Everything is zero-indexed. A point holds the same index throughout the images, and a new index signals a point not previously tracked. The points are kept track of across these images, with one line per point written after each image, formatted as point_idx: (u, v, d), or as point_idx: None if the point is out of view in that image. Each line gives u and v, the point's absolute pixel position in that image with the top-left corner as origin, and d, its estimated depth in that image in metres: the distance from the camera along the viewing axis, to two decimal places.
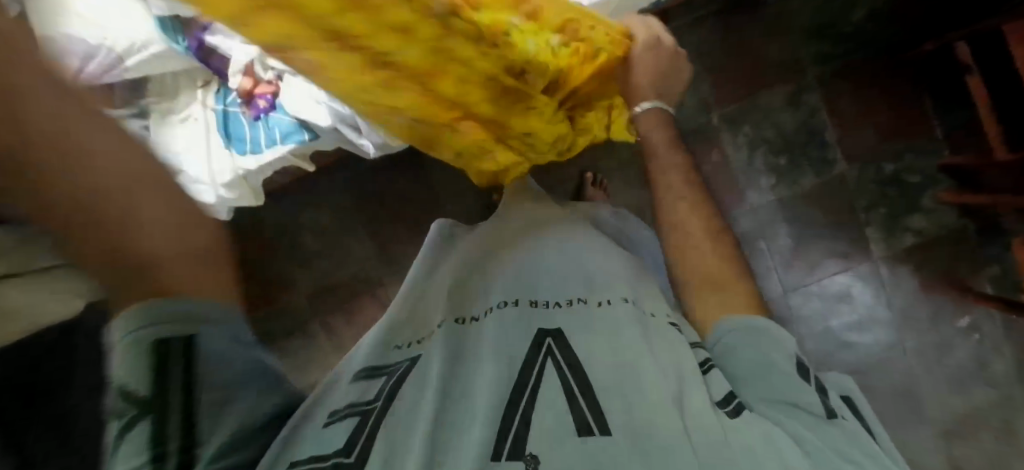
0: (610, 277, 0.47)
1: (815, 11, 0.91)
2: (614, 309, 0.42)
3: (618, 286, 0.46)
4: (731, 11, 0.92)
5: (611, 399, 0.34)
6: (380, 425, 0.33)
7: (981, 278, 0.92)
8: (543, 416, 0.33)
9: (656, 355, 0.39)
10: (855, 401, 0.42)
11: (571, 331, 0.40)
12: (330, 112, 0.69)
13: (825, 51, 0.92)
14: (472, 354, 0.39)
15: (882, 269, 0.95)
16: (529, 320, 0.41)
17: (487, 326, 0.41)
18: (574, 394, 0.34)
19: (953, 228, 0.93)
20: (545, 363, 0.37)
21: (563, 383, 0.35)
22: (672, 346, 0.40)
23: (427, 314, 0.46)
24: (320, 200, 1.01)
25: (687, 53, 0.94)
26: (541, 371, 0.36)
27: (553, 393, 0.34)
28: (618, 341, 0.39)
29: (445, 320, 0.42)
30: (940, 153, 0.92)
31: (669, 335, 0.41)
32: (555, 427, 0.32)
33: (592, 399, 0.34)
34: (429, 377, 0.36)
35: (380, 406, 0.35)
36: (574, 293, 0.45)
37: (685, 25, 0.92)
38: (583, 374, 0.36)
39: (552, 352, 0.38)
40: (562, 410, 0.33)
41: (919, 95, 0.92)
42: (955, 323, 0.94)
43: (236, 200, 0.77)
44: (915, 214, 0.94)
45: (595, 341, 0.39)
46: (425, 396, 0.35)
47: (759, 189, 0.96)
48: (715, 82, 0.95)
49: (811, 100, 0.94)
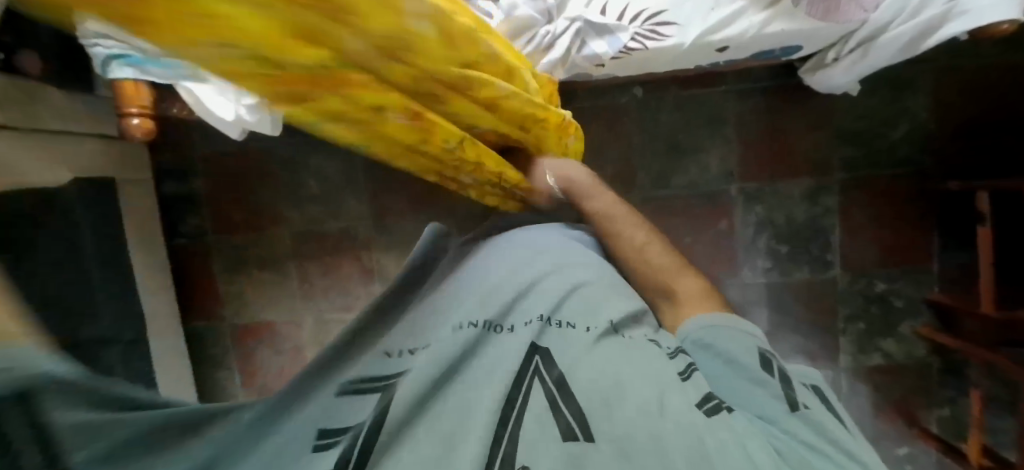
0: (594, 295, 0.48)
1: (857, 117, 0.93)
2: (596, 333, 0.43)
3: (597, 301, 0.47)
4: (781, 92, 0.94)
5: (592, 409, 0.36)
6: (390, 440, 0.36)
7: (931, 416, 0.95)
8: (530, 427, 0.35)
9: (635, 361, 0.40)
10: (824, 393, 0.43)
11: (558, 351, 0.42)
12: None
13: (857, 158, 0.94)
14: (474, 370, 0.40)
15: (843, 380, 0.97)
16: (523, 341, 0.42)
17: (489, 348, 0.42)
18: (557, 408, 0.36)
19: (921, 361, 0.95)
20: (532, 381, 0.38)
21: (549, 397, 0.37)
22: (642, 356, 0.40)
23: (430, 325, 0.46)
24: (329, 146, 1.00)
25: (728, 118, 0.95)
26: (529, 385, 0.38)
27: (539, 403, 0.37)
28: (597, 355, 0.40)
29: (445, 334, 0.44)
30: (931, 287, 0.94)
31: (642, 348, 0.42)
32: (541, 437, 0.35)
33: (571, 410, 0.36)
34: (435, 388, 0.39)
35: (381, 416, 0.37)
36: (563, 315, 0.45)
37: (732, 92, 0.94)
38: (567, 389, 0.38)
39: (538, 371, 0.39)
40: (546, 422, 0.36)
41: (930, 227, 0.93)
42: (894, 449, 0.96)
43: (254, 124, 0.78)
44: (888, 337, 0.96)
45: (580, 359, 0.40)
46: (426, 409, 0.38)
47: (753, 270, 0.97)
48: (744, 153, 0.96)
49: (827, 201, 0.95)
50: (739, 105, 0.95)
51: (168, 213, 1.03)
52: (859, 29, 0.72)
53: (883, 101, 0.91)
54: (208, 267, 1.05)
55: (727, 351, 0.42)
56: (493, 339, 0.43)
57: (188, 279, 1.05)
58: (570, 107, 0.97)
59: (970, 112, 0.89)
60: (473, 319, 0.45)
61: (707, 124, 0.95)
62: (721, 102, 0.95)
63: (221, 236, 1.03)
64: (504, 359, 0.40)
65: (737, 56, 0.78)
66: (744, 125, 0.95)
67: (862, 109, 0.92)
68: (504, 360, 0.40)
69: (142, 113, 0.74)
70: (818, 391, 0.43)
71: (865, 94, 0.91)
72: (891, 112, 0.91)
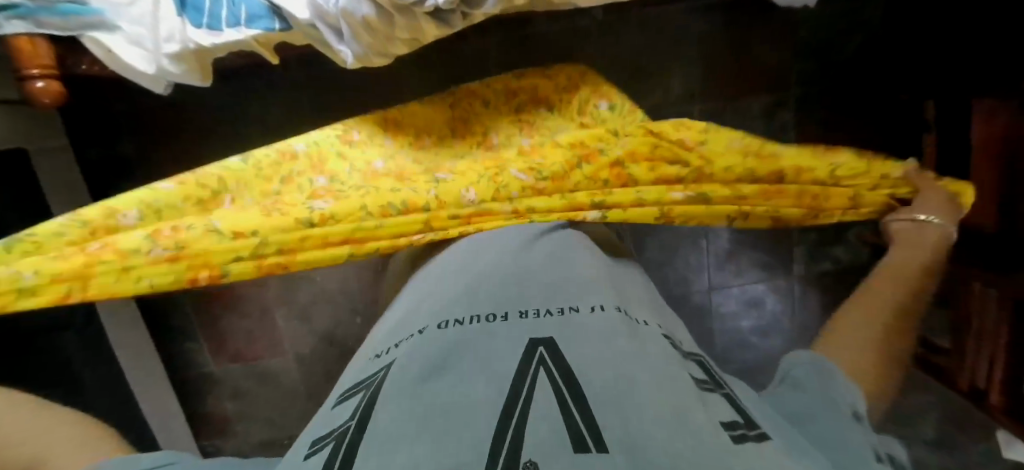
0: (599, 285, 0.40)
1: (813, 30, 0.92)
2: (608, 318, 0.35)
3: (607, 294, 0.39)
4: (741, 7, 0.91)
5: (605, 411, 0.25)
6: (352, 449, 0.25)
7: None
8: (536, 424, 0.24)
9: (648, 357, 0.31)
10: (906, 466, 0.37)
11: (568, 340, 0.32)
12: (311, 6, 0.66)
13: (811, 72, 0.95)
14: (459, 356, 0.31)
15: (795, 287, 1.05)
16: (523, 328, 0.33)
17: (476, 335, 0.33)
18: (565, 407, 0.25)
19: (865, 264, 1.03)
20: (536, 372, 0.29)
21: (556, 390, 0.27)
22: (662, 353, 0.32)
23: (411, 322, 0.38)
24: (267, 92, 0.91)
25: (689, 38, 0.93)
26: (532, 380, 0.28)
27: (546, 399, 0.26)
28: (608, 345, 0.31)
29: (427, 326, 0.36)
30: None
31: (658, 342, 0.34)
32: (544, 441, 0.23)
33: (583, 411, 0.25)
34: (413, 377, 0.29)
35: (357, 425, 0.27)
36: (567, 297, 0.37)
37: (692, 9, 0.90)
38: (576, 383, 0.27)
39: (544, 361, 0.29)
40: (554, 422, 0.24)
41: (877, 138, 0.97)
42: None
43: (180, 76, 0.69)
44: (837, 244, 1.03)
45: (585, 348, 0.31)
46: (402, 405, 0.27)
47: None
48: (705, 74, 0.94)
49: (784, 118, 0.97)
50: (700, 22, 0.92)
51: (95, 180, 0.92)
52: None
53: (838, 11, 0.91)
54: None
55: (823, 392, 0.38)
56: (488, 329, 0.34)
57: None
58: (526, 33, 0.90)
59: None
60: (473, 311, 0.36)
61: (669, 46, 0.93)
62: (681, 21, 0.91)
63: None
64: (499, 347, 0.31)
65: None
66: (706, 44, 0.93)
67: (816, 23, 0.92)
68: (500, 349, 0.31)
69: (45, 74, 0.64)
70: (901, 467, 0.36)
71: (822, 6, 0.91)
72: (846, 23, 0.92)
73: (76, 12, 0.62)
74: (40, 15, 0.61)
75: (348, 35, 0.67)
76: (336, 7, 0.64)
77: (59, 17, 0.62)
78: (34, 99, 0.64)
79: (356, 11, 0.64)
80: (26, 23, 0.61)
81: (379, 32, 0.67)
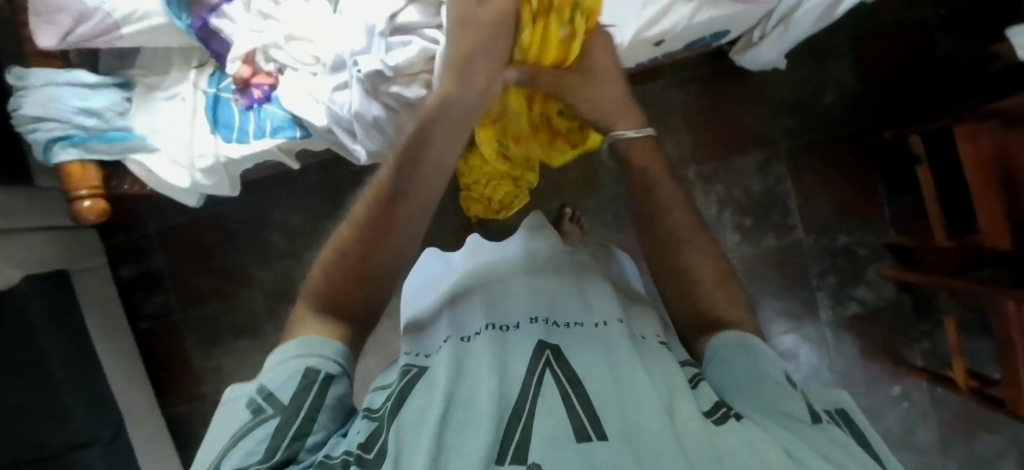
0: (602, 295, 0.47)
1: (788, 88, 0.99)
2: (610, 330, 0.42)
3: (612, 307, 0.45)
4: (717, 76, 1.00)
5: (606, 409, 0.33)
6: (391, 430, 0.33)
7: (913, 351, 0.98)
8: (544, 423, 0.32)
9: (648, 370, 0.38)
10: (853, 414, 0.36)
11: (570, 348, 0.40)
12: (328, 113, 0.72)
13: (796, 124, 1.00)
14: (475, 366, 0.38)
15: (826, 334, 1.00)
16: (532, 338, 0.41)
17: (489, 343, 0.40)
18: (570, 405, 0.34)
19: (894, 303, 0.99)
20: (543, 374, 0.37)
21: (561, 392, 0.35)
22: (660, 359, 0.39)
23: (438, 327, 0.46)
24: (286, 198, 0.97)
25: (675, 107, 1.01)
26: (541, 379, 0.36)
27: (553, 399, 0.34)
28: (610, 357, 0.39)
29: (450, 337, 0.43)
30: (887, 233, 0.99)
31: (657, 352, 0.41)
32: (552, 434, 0.31)
33: (587, 408, 0.33)
34: (441, 372, 0.38)
35: (392, 410, 0.35)
36: (573, 316, 0.44)
37: (672, 83, 1.00)
38: (578, 385, 0.35)
39: (549, 366, 0.37)
40: (560, 417, 0.33)
41: (875, 176, 0.99)
42: (887, 391, 0.98)
43: (212, 187, 0.75)
44: (859, 285, 1.00)
45: (588, 359, 0.38)
46: (432, 402, 0.35)
47: (724, 245, 1.01)
48: (693, 138, 1.01)
49: (778, 170, 1.01)
50: (681, 94, 1.00)
51: (130, 297, 0.98)
52: (776, 8, 0.76)
53: (809, 69, 0.98)
54: (179, 347, 0.98)
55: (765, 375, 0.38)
56: (503, 338, 0.41)
57: (160, 361, 0.98)
58: None
59: (888, 63, 0.96)
60: (484, 319, 0.44)
61: (656, 115, 1.00)
62: (664, 95, 1.00)
63: (188, 311, 0.98)
64: (508, 356, 0.39)
65: (672, 47, 0.80)
66: (689, 111, 1.01)
67: (791, 82, 0.99)
68: (513, 359, 0.39)
69: (93, 193, 0.70)
70: (845, 413, 0.36)
71: (791, 67, 0.98)
72: (818, 78, 0.98)
73: (121, 139, 0.70)
74: (91, 143, 0.69)
75: (362, 135, 0.72)
76: (350, 112, 0.71)
77: (106, 143, 0.69)
78: (79, 217, 0.70)
79: (368, 111, 0.70)
80: (78, 150, 0.69)
81: (390, 131, 0.72)
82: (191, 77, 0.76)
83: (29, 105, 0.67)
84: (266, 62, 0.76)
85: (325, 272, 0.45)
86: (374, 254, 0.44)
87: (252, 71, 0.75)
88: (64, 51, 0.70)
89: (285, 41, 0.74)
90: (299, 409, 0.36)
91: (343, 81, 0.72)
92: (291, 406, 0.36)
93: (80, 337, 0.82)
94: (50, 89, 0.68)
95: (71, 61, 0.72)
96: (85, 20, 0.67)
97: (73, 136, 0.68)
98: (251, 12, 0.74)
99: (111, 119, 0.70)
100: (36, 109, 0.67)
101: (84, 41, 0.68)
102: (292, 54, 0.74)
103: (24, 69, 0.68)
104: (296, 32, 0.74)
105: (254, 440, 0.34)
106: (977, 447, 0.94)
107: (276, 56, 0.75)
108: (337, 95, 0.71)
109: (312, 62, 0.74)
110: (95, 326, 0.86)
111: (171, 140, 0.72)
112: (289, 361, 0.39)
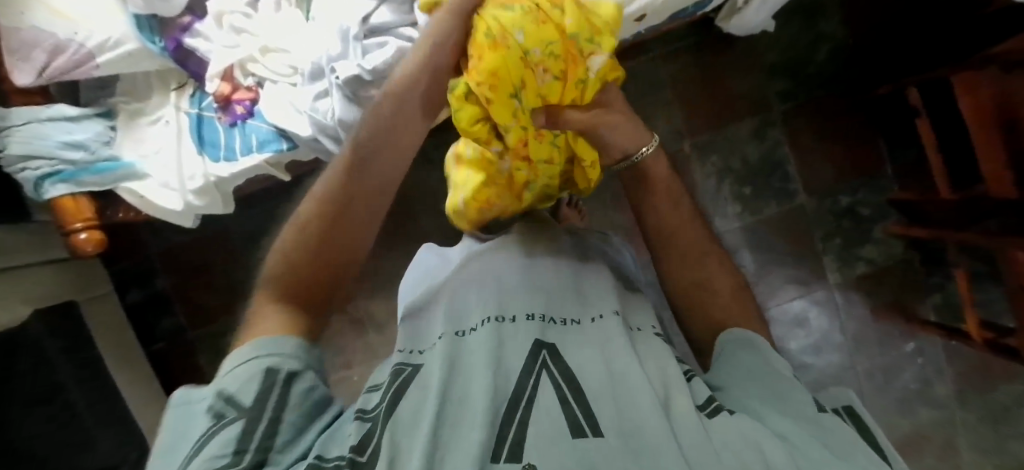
0: (598, 289, 0.47)
1: (778, 51, 0.97)
2: (606, 323, 0.42)
3: (606, 299, 0.45)
4: (703, 45, 0.98)
5: (601, 407, 0.33)
6: (385, 431, 0.33)
7: (925, 306, 0.97)
8: (539, 421, 0.32)
9: (644, 366, 0.37)
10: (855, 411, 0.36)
11: (567, 344, 0.39)
12: (311, 122, 0.71)
13: (789, 87, 0.98)
14: (469, 362, 0.38)
15: (836, 297, 0.99)
16: (527, 332, 0.40)
17: (483, 336, 0.40)
18: (567, 402, 0.33)
19: (903, 258, 0.97)
20: (539, 371, 0.36)
21: (557, 389, 0.34)
22: (658, 354, 0.39)
23: (432, 324, 0.46)
24: (283, 209, 0.98)
25: (664, 81, 0.99)
26: (538, 376, 0.36)
27: (549, 397, 0.34)
28: (606, 350, 0.38)
29: (445, 333, 0.42)
30: (889, 189, 0.97)
31: (654, 345, 0.40)
32: (549, 434, 0.31)
33: (584, 406, 0.33)
34: (435, 373, 0.37)
35: (387, 409, 0.35)
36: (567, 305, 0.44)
37: (659, 56, 0.98)
38: (574, 381, 0.35)
39: (545, 364, 0.37)
40: (556, 414, 0.32)
41: (874, 133, 0.97)
42: (902, 348, 0.97)
43: (205, 207, 0.75)
44: (866, 244, 0.98)
45: (584, 352, 0.38)
46: (426, 403, 0.34)
47: (725, 215, 1.00)
48: (686, 111, 0.99)
49: (774, 134, 0.99)
50: (668, 68, 0.98)
51: (140, 320, 1.00)
52: None
53: (798, 29, 0.95)
54: (194, 364, 1.00)
55: (771, 371, 0.38)
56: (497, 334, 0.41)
57: (176, 380, 1.00)
58: None
59: (877, 16, 0.94)
60: (477, 314, 0.43)
61: (645, 91, 0.99)
62: (652, 68, 0.98)
63: (199, 329, 1.00)
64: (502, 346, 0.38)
65: (654, 22, 0.78)
66: (679, 84, 0.99)
67: (781, 44, 0.96)
68: (507, 353, 0.38)
69: (87, 225, 0.70)
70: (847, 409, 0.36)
71: (779, 29, 0.96)
72: (810, 36, 0.95)
73: (110, 169, 0.70)
74: (81, 176, 0.69)
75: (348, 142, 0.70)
76: (333, 119, 0.70)
77: (95, 175, 0.69)
78: (76, 249, 0.69)
79: (349, 116, 0.69)
80: (68, 185, 0.69)
81: None
82: (172, 99, 0.76)
83: (13, 145, 0.67)
84: (245, 76, 0.76)
85: (300, 230, 0.45)
86: (346, 224, 0.44)
87: (232, 86, 0.74)
88: (43, 86, 0.70)
89: (260, 54, 0.74)
90: (265, 412, 0.34)
91: (323, 89, 0.71)
92: (255, 406, 0.34)
93: (95, 364, 0.83)
94: (34, 126, 0.68)
95: (52, 95, 0.72)
96: (59, 52, 0.67)
97: (62, 171, 0.68)
98: (224, 29, 0.74)
99: (98, 150, 0.71)
100: (21, 148, 0.67)
101: (61, 74, 0.68)
102: (269, 66, 0.74)
103: (3, 110, 0.68)
104: (271, 43, 0.74)
105: (212, 447, 0.32)
106: (997, 397, 0.92)
107: (253, 69, 0.75)
108: (319, 103, 0.71)
109: (290, 72, 0.74)
110: (108, 352, 0.87)
111: (160, 164, 0.73)
112: (252, 360, 0.37)
